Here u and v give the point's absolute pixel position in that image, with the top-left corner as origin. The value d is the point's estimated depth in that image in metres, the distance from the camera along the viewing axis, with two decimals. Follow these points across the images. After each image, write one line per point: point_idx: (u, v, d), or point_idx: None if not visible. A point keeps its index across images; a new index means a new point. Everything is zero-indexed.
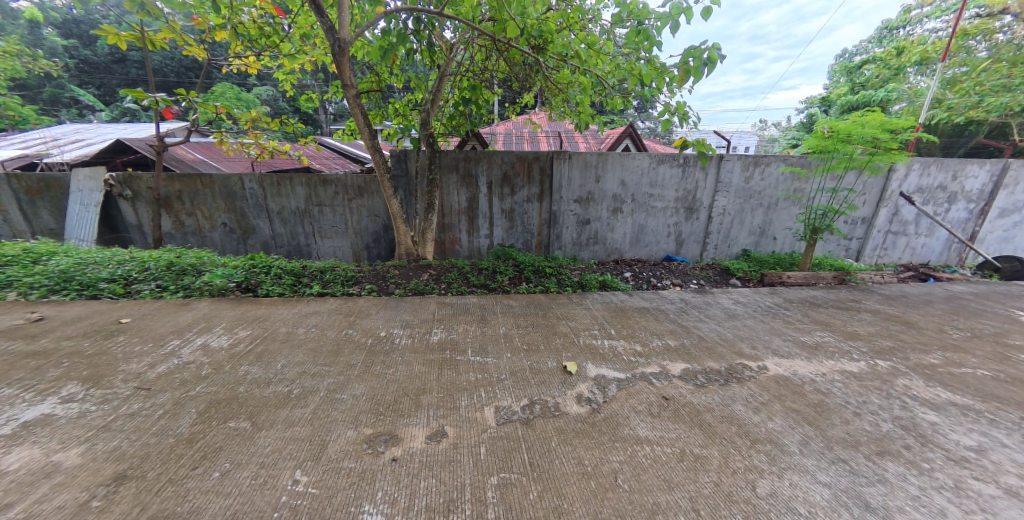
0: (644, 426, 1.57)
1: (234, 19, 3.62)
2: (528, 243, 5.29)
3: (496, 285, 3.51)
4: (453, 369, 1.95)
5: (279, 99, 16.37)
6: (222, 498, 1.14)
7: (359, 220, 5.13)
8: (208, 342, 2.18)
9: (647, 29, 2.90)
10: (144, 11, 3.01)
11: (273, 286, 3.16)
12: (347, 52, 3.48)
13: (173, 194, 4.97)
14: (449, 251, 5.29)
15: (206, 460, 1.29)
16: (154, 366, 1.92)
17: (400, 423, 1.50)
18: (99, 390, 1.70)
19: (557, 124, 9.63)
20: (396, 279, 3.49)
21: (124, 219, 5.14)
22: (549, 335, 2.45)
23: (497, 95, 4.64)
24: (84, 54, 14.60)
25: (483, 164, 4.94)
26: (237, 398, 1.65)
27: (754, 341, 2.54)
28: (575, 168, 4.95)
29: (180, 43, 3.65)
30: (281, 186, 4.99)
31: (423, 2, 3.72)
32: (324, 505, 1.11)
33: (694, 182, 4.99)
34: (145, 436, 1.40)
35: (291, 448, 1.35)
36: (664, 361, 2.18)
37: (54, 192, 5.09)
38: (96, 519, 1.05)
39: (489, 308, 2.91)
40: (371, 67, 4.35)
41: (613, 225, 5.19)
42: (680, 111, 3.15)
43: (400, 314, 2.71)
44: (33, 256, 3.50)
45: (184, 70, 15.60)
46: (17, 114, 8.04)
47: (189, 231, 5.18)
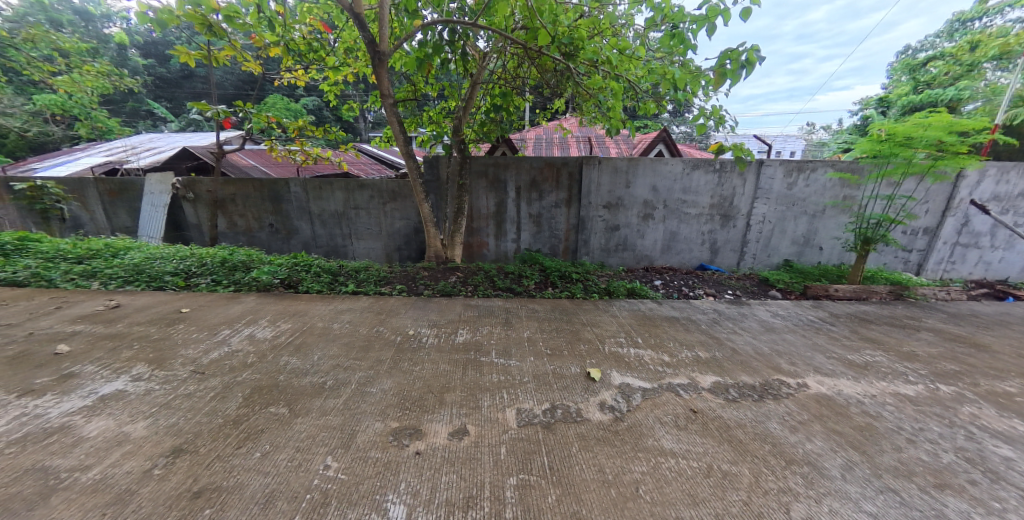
0: (669, 438, 1.53)
1: (287, 37, 3.97)
2: (555, 248, 5.30)
3: (521, 289, 3.53)
4: (477, 369, 1.99)
5: (323, 108, 17.44)
6: (262, 476, 1.23)
7: (392, 223, 5.35)
8: (254, 333, 2.36)
9: (682, 32, 2.85)
10: (211, 29, 3.33)
11: (312, 283, 3.37)
12: (385, 63, 3.68)
13: (228, 197, 5.44)
14: (477, 254, 5.41)
15: (249, 441, 1.39)
16: (208, 352, 2.10)
17: (425, 418, 1.56)
18: (161, 371, 1.88)
19: (587, 129, 9.61)
20: (425, 280, 3.60)
21: (187, 219, 5.68)
22: (574, 341, 2.43)
23: (527, 101, 4.72)
24: (159, 71, 16.38)
25: (512, 169, 5.04)
26: (277, 385, 1.78)
27: (794, 357, 2.39)
28: (604, 173, 4.92)
29: (239, 59, 3.99)
30: (322, 189, 5.31)
31: (457, 14, 3.84)
32: (351, 491, 1.17)
33: (731, 188, 4.78)
34: (199, 415, 1.55)
35: (323, 434, 1.44)
36: (693, 372, 2.10)
37: (130, 195, 5.73)
38: (157, 485, 1.18)
39: (513, 311, 2.94)
40: (408, 77, 4.57)
41: (642, 232, 5.10)
42: (717, 115, 3.05)
43: (427, 314, 2.80)
44: (112, 250, 3.95)
45: (242, 82, 17.05)
46: (104, 126, 9.12)
47: (240, 231, 5.63)
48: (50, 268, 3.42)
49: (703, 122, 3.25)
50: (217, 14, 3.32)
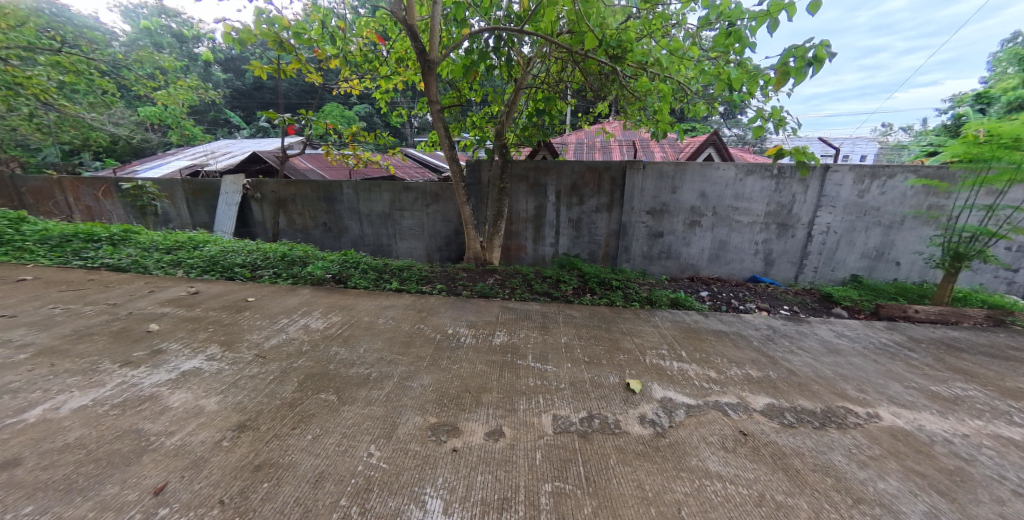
0: (715, 459, 1.43)
1: (346, 49, 4.27)
2: (594, 254, 5.22)
3: (559, 294, 3.50)
4: (513, 372, 2.00)
5: (374, 114, 18.48)
6: (313, 457, 1.31)
7: (434, 224, 5.54)
8: (308, 324, 2.54)
9: (739, 30, 2.69)
10: (282, 45, 3.67)
11: (360, 279, 3.57)
12: (434, 71, 3.84)
13: (289, 198, 5.94)
14: (514, 257, 5.46)
15: (303, 423, 1.50)
16: (269, 339, 2.30)
17: (461, 416, 1.59)
18: (231, 353, 2.09)
19: (631, 133, 9.38)
20: (464, 281, 3.69)
21: (253, 217, 6.26)
22: (613, 350, 2.36)
23: (569, 105, 4.72)
24: (236, 84, 18.25)
25: (553, 174, 5.06)
26: (328, 373, 1.91)
27: (863, 384, 2.15)
28: (648, 178, 4.78)
29: (303, 71, 4.34)
30: (371, 191, 5.62)
31: (504, 21, 3.93)
32: (392, 481, 1.22)
33: (790, 195, 4.43)
34: (260, 395, 1.69)
35: (367, 423, 1.51)
36: (743, 392, 1.96)
37: (208, 194, 6.42)
38: (226, 455, 1.31)
39: (550, 316, 2.92)
40: (454, 84, 4.74)
41: (688, 240, 4.87)
42: (776, 117, 2.84)
43: (466, 314, 2.85)
44: (193, 243, 4.45)
45: (304, 92, 18.53)
46: (190, 134, 10.31)
47: (298, 229, 6.10)
48: (145, 256, 3.92)
49: (760, 124, 3.04)
50: (287, 32, 3.65)
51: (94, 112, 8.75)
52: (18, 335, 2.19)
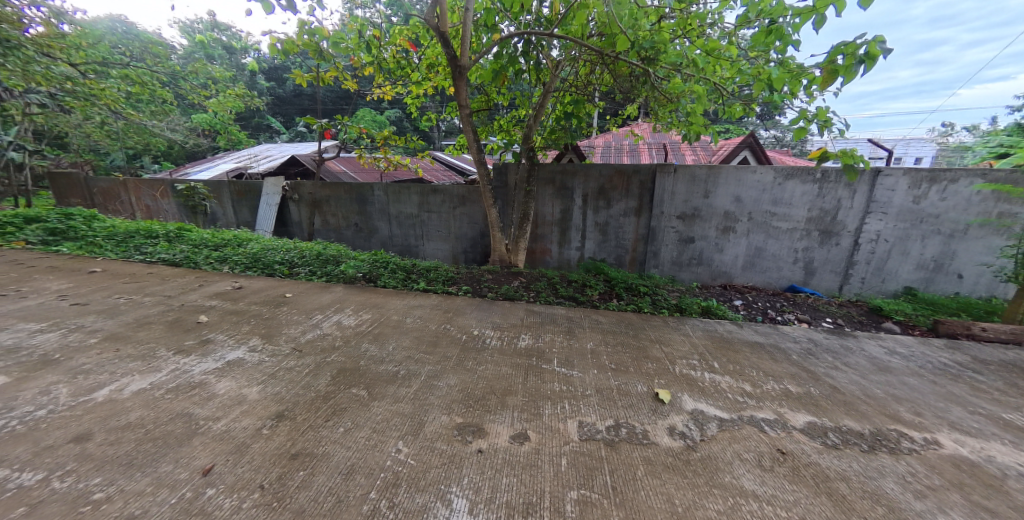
0: (750, 478, 1.36)
1: (380, 57, 4.43)
2: (620, 259, 5.13)
3: (584, 298, 3.46)
4: (538, 376, 1.99)
5: (404, 119, 19.03)
6: (345, 449, 1.36)
7: (460, 226, 5.62)
8: (340, 320, 2.64)
9: (781, 27, 2.57)
10: (321, 54, 3.87)
11: (389, 278, 3.68)
12: (464, 76, 3.92)
13: (325, 199, 6.23)
14: (539, 260, 5.47)
15: (335, 416, 1.56)
16: (305, 333, 2.41)
17: (487, 418, 1.60)
18: (270, 345, 2.21)
19: (661, 135, 9.16)
20: (489, 283, 3.72)
21: (291, 217, 6.60)
22: (640, 358, 2.30)
23: (597, 108, 4.69)
24: (278, 92, 19.33)
25: (580, 177, 5.03)
26: (359, 369, 1.97)
27: (919, 407, 1.98)
28: (679, 182, 4.65)
29: (340, 79, 4.54)
30: (400, 193, 5.79)
31: (534, 25, 3.96)
32: (419, 477, 1.24)
33: (835, 201, 4.16)
34: (297, 387, 1.77)
35: (396, 420, 1.55)
36: (781, 408, 1.85)
37: (250, 195, 6.83)
38: (265, 442, 1.38)
39: (576, 321, 2.89)
40: (482, 88, 4.82)
41: (721, 246, 4.68)
42: (821, 118, 2.68)
43: (491, 316, 2.88)
44: (238, 241, 4.75)
45: (339, 98, 19.35)
46: (236, 139, 11.03)
47: (331, 229, 6.38)
48: (196, 252, 4.23)
49: (803, 126, 2.88)
50: (327, 42, 3.84)
51: (155, 119, 9.54)
52: (88, 322, 2.41)
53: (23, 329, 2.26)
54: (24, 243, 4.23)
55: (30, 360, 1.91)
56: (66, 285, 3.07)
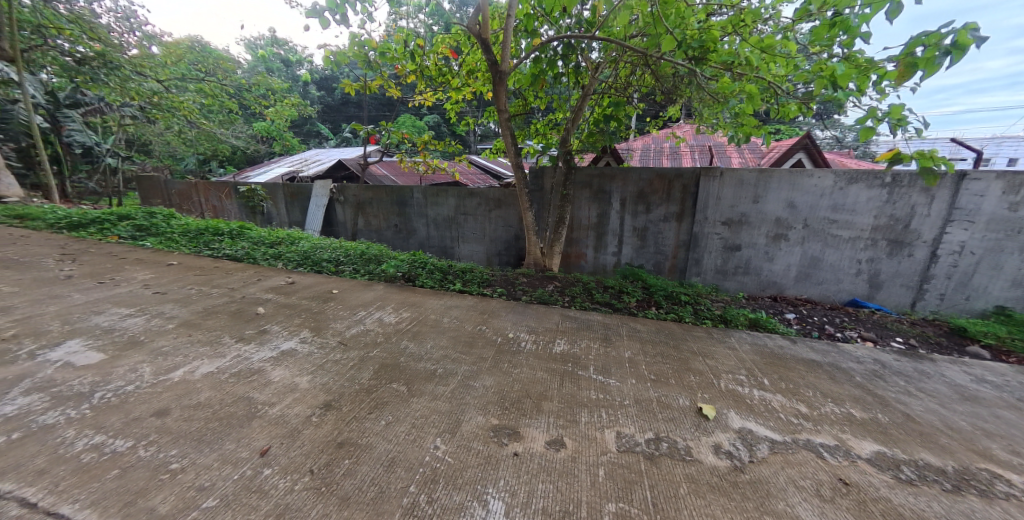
0: (808, 508, 1.24)
1: (423, 65, 4.60)
2: (659, 266, 4.96)
3: (621, 305, 3.37)
4: (574, 382, 1.96)
5: (442, 124, 19.61)
6: (387, 442, 1.42)
7: (496, 229, 5.69)
8: (382, 318, 2.75)
9: (847, 19, 2.37)
10: (369, 64, 4.08)
11: (427, 278, 3.79)
12: (504, 81, 3.97)
13: (368, 201, 6.55)
14: (574, 265, 5.42)
15: (377, 409, 1.63)
16: (350, 328, 2.54)
17: (522, 421, 1.59)
18: (319, 338, 2.36)
19: (704, 137, 8.76)
20: (524, 286, 3.73)
21: (336, 218, 7.01)
22: (682, 370, 2.20)
23: (637, 110, 4.59)
24: (327, 100, 20.63)
25: (618, 181, 4.93)
26: (399, 365, 2.05)
27: (1015, 445, 1.72)
28: (725, 187, 4.43)
29: (385, 87, 4.76)
30: (438, 196, 5.95)
31: (574, 28, 3.94)
32: (456, 475, 1.26)
33: (908, 207, 3.74)
34: (343, 379, 1.87)
35: (433, 417, 1.59)
36: (843, 434, 1.69)
37: (301, 197, 7.33)
38: (314, 430, 1.47)
39: (613, 328, 2.81)
40: (520, 93, 4.86)
41: (771, 255, 4.38)
42: (894, 116, 2.42)
43: (526, 320, 2.88)
44: (291, 240, 5.10)
45: (382, 105, 20.30)
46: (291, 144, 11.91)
47: (373, 229, 6.70)
48: (255, 249, 4.60)
49: (872, 125, 2.61)
50: (375, 52, 4.04)
51: (222, 128, 10.53)
52: (167, 309, 2.70)
53: (116, 312, 2.58)
54: (117, 238, 4.83)
55: (121, 340, 2.17)
56: (149, 275, 3.46)
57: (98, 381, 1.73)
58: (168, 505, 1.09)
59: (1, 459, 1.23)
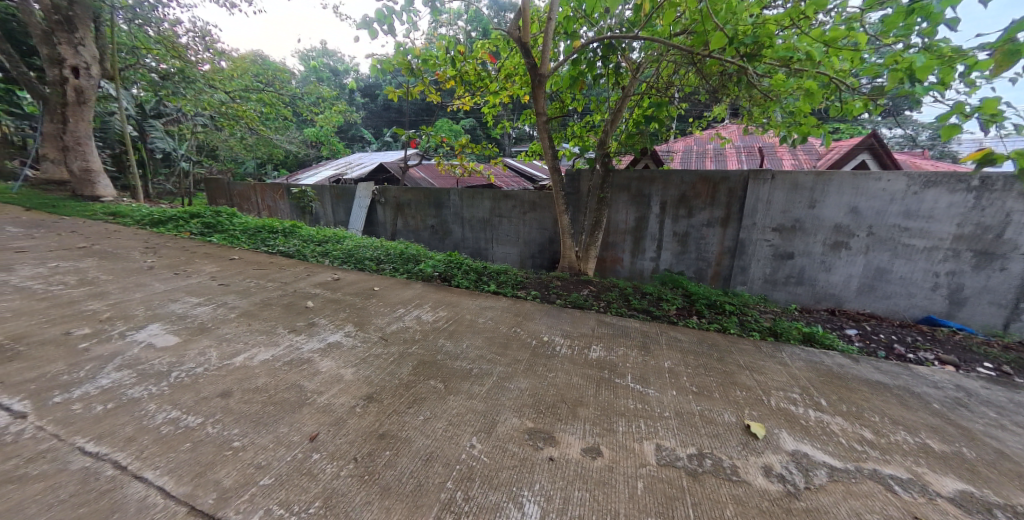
0: None
1: (463, 71, 4.71)
2: (701, 273, 4.74)
3: (660, 313, 3.24)
4: (610, 390, 1.91)
5: (478, 127, 19.96)
6: (425, 436, 1.46)
7: (530, 231, 5.69)
8: (420, 316, 2.84)
9: (930, 4, 2.12)
10: (412, 71, 4.26)
11: (462, 279, 3.87)
12: (543, 84, 3.97)
13: (407, 203, 6.81)
14: (609, 269, 5.30)
15: (416, 404, 1.68)
16: (390, 324, 2.65)
17: (558, 426, 1.58)
18: (362, 332, 2.48)
19: (753, 137, 8.27)
20: (558, 290, 3.70)
21: (377, 218, 7.35)
22: (727, 384, 2.08)
23: (680, 111, 4.41)
24: (371, 106, 21.68)
25: (658, 184, 4.77)
26: (436, 362, 2.10)
27: None
28: (777, 190, 4.15)
29: (426, 92, 4.93)
30: (474, 198, 6.06)
31: (615, 28, 3.86)
32: (492, 475, 1.27)
33: (1002, 215, 3.27)
34: (384, 373, 1.95)
35: (470, 416, 1.61)
36: (919, 467, 1.51)
37: (345, 197, 7.75)
38: (358, 419, 1.54)
39: (651, 336, 2.71)
40: (558, 95, 4.84)
41: (828, 264, 4.04)
42: (988, 111, 2.13)
43: (560, 324, 2.85)
44: (337, 238, 5.41)
45: (422, 110, 21.02)
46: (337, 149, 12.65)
47: (411, 230, 6.94)
48: (305, 247, 4.92)
49: (960, 123, 2.32)
50: (417, 59, 4.18)
51: (278, 134, 11.40)
52: (230, 299, 2.96)
53: (188, 301, 2.87)
54: (190, 234, 5.37)
55: (193, 326, 2.41)
56: (216, 268, 3.82)
57: (175, 362, 1.93)
58: (232, 479, 1.19)
59: (99, 425, 1.40)
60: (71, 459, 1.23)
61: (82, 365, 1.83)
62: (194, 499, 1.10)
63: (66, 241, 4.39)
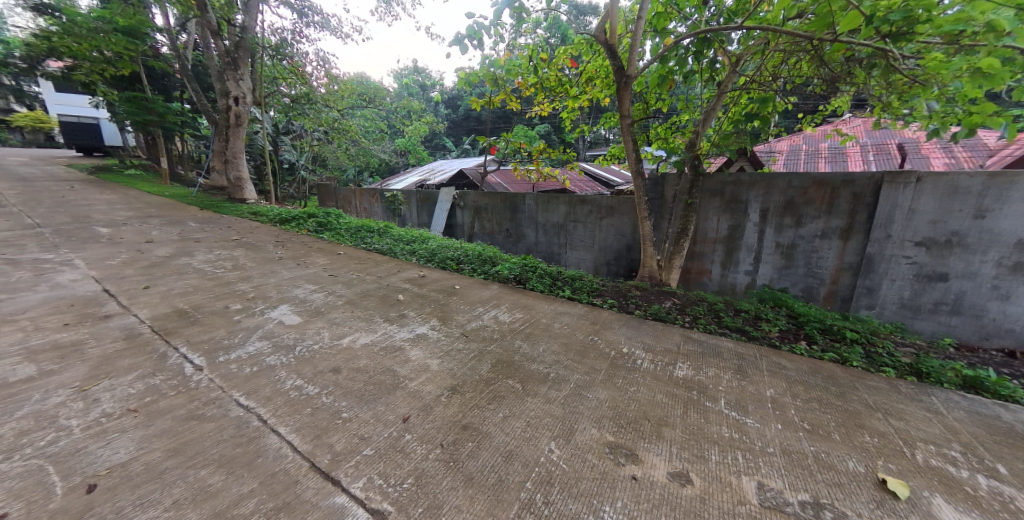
0: None
1: (544, 77, 4.76)
2: (811, 291, 4.11)
3: (759, 335, 2.86)
4: (700, 413, 1.75)
5: (552, 132, 20.07)
6: (504, 434, 1.50)
7: (606, 238, 5.51)
8: (497, 316, 2.94)
9: None
10: (495, 81, 4.44)
11: (537, 283, 3.90)
12: (630, 86, 3.81)
13: (484, 207, 7.12)
14: (694, 282, 4.88)
15: (495, 401, 1.74)
16: (470, 321, 2.79)
17: (640, 444, 1.49)
18: (445, 327, 2.65)
19: (886, 133, 6.90)
20: (637, 300, 3.51)
21: (456, 221, 7.82)
22: (851, 425, 1.74)
23: (791, 105, 3.85)
24: (452, 116, 23.24)
25: (759, 189, 4.25)
26: (513, 363, 2.15)
27: None
28: (925, 196, 3.36)
29: (507, 101, 5.09)
30: (550, 203, 6.09)
31: (714, 19, 3.52)
32: (572, 484, 1.25)
33: None
34: (466, 367, 2.06)
35: (548, 420, 1.61)
36: None
37: (428, 200, 8.40)
38: (443, 408, 1.65)
39: (749, 359, 2.41)
40: (642, 95, 4.61)
41: (1004, 291, 3.10)
42: None
43: (641, 336, 2.70)
44: (422, 239, 5.88)
45: (498, 117, 21.88)
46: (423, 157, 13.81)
47: (487, 233, 7.23)
48: (395, 245, 5.45)
49: None
50: (502, 69, 4.34)
51: (375, 144, 12.87)
52: (338, 288, 3.42)
53: (307, 288, 3.38)
54: (307, 231, 6.32)
55: (311, 309, 2.84)
56: (326, 261, 4.44)
57: (299, 338, 2.30)
58: (342, 445, 1.37)
59: (249, 384, 1.74)
60: (230, 407, 1.54)
61: (236, 333, 2.28)
62: (314, 457, 1.29)
63: (224, 234, 5.52)
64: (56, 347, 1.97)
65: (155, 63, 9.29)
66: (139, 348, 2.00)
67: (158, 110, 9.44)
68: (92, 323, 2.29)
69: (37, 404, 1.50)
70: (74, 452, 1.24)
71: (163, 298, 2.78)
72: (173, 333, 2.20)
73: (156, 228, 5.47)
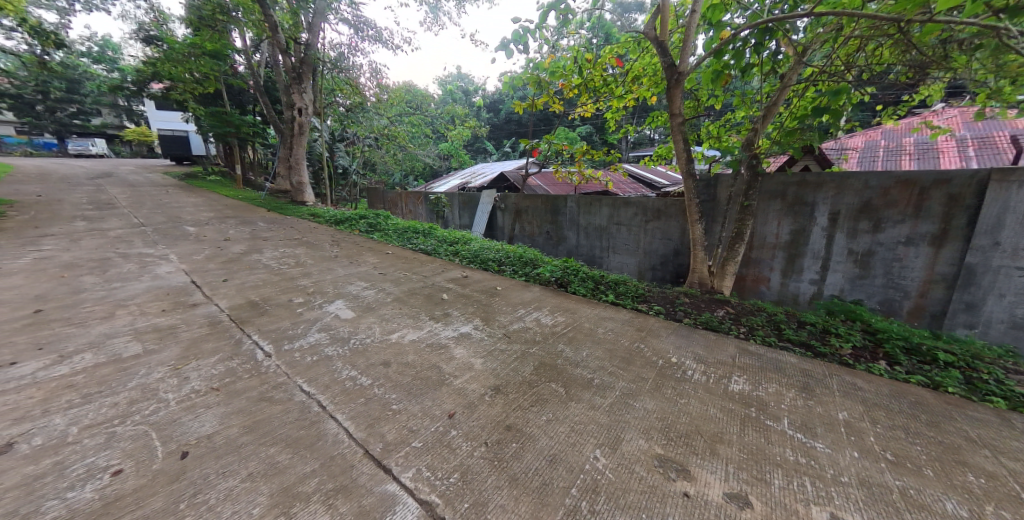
0: None
1: (588, 78, 4.70)
2: (891, 304, 3.66)
3: (828, 351, 2.58)
4: (759, 432, 1.62)
5: (594, 134, 19.71)
6: (548, 438, 1.48)
7: (652, 241, 5.29)
8: (538, 318, 2.94)
9: None
10: (539, 84, 4.45)
11: (579, 286, 3.84)
12: (681, 82, 3.62)
13: (525, 209, 7.15)
14: (750, 290, 4.55)
15: (539, 404, 1.73)
16: (511, 323, 2.81)
17: (693, 460, 1.41)
18: (487, 327, 2.69)
19: (992, 124, 5.98)
20: (685, 307, 3.33)
21: (497, 223, 7.92)
22: (946, 461, 1.51)
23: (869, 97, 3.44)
24: (494, 120, 23.63)
25: (830, 190, 3.86)
26: (556, 366, 2.13)
27: None
28: None
29: (550, 103, 5.08)
30: (593, 205, 5.97)
31: (778, 7, 3.25)
32: (618, 495, 1.22)
33: None
34: (509, 367, 2.08)
35: (593, 427, 1.58)
36: None
37: (470, 202, 8.60)
38: (487, 407, 1.68)
39: (816, 378, 2.19)
40: (694, 92, 4.38)
41: None
42: None
43: (691, 345, 2.56)
44: (464, 240, 6.04)
45: (539, 120, 21.90)
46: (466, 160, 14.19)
47: (528, 235, 7.25)
48: (439, 246, 5.65)
49: None
50: (546, 71, 4.34)
51: (421, 149, 13.42)
52: (386, 286, 3.60)
53: (359, 285, 3.59)
54: (359, 231, 6.74)
55: (363, 305, 3.01)
56: (376, 260, 4.69)
57: (353, 331, 2.46)
58: (392, 435, 1.43)
59: (311, 371, 1.88)
60: (294, 392, 1.68)
61: (299, 325, 2.49)
62: (368, 445, 1.37)
63: (288, 233, 6.04)
64: (156, 329, 2.27)
65: (234, 81, 10.42)
66: (220, 334, 2.25)
67: (235, 122, 10.55)
68: (183, 310, 2.61)
69: (142, 377, 1.73)
70: (171, 422, 1.42)
71: (238, 290, 3.10)
72: (247, 322, 2.44)
73: (232, 227, 6.11)
